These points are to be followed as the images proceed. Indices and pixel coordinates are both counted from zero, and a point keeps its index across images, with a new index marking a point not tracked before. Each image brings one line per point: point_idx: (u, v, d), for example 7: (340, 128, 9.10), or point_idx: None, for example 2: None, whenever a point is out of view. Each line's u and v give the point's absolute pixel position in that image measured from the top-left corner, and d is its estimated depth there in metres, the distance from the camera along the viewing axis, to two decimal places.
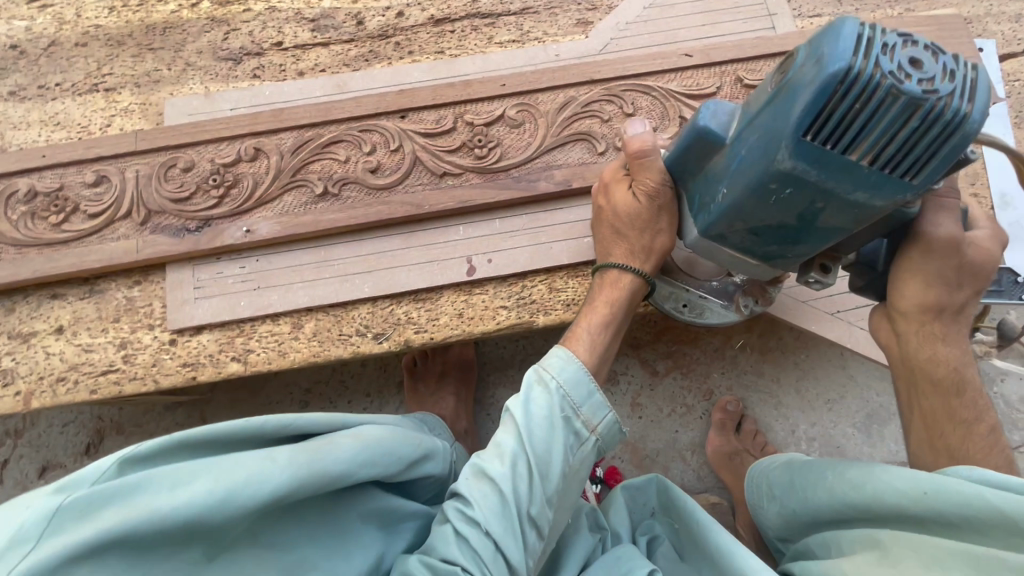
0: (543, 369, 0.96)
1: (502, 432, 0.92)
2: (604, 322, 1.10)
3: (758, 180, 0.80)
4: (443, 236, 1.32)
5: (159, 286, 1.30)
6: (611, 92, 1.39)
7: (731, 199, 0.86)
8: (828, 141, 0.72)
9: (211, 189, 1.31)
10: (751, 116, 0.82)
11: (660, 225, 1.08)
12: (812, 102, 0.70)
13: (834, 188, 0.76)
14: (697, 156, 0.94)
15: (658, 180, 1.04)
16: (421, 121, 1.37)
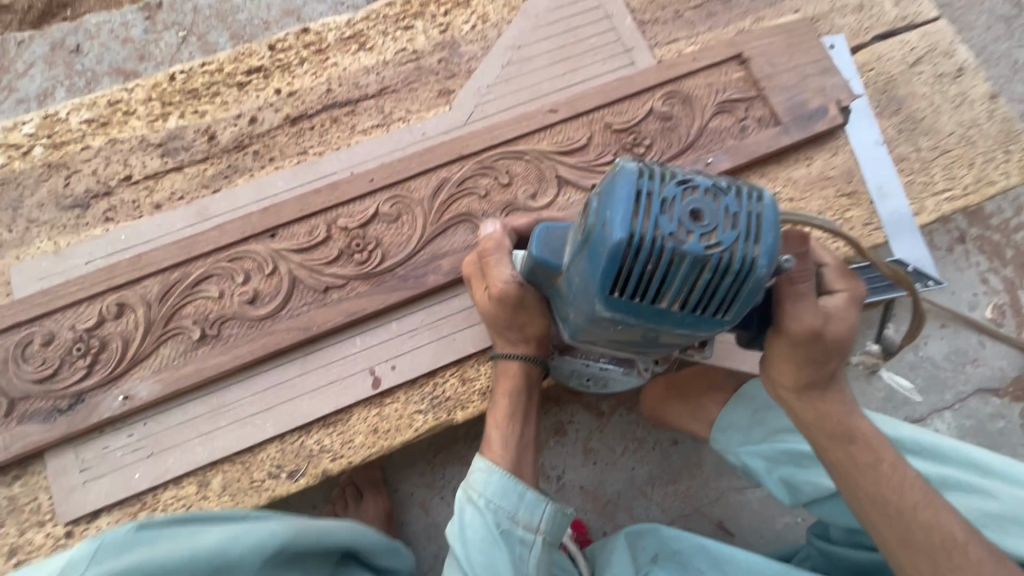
0: (468, 487, 0.99)
1: (450, 566, 0.97)
2: (511, 415, 1.05)
3: (589, 319, 0.76)
4: (339, 353, 1.26)
5: (42, 476, 1.19)
6: (483, 165, 1.35)
7: (579, 324, 0.82)
8: (634, 295, 0.68)
9: (77, 359, 1.21)
10: (575, 250, 0.78)
11: (524, 319, 1.00)
12: (607, 266, 0.67)
13: (657, 326, 0.72)
14: (543, 277, 0.90)
15: (503, 280, 0.97)
16: (293, 236, 1.30)
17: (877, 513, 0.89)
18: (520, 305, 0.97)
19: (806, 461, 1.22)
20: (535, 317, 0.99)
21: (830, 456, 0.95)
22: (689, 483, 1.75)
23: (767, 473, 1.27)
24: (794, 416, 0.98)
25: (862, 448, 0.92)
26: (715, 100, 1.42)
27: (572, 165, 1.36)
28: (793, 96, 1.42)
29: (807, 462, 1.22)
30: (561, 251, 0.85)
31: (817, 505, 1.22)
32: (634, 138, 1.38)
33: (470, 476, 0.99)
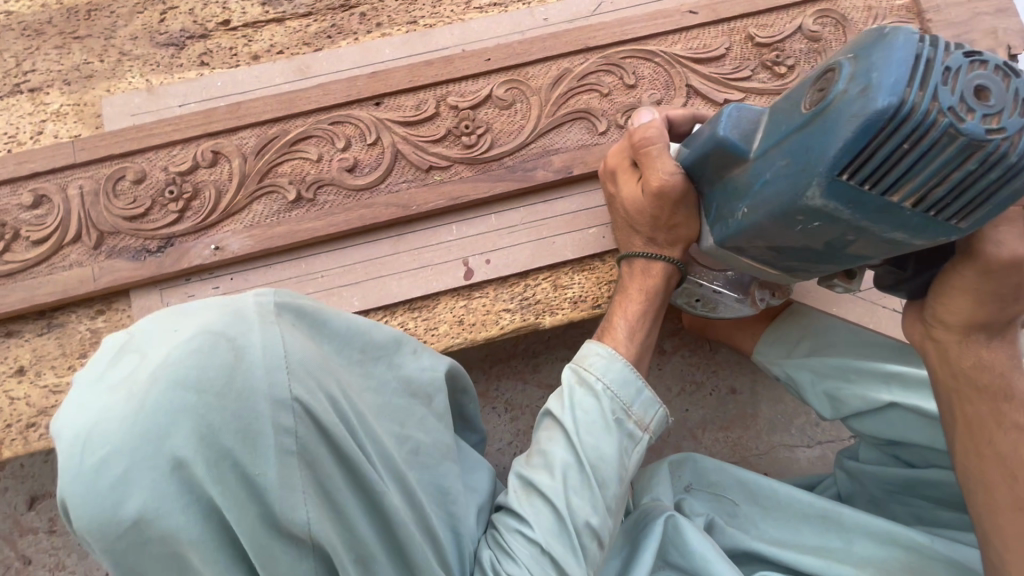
0: (584, 370, 0.92)
1: (549, 441, 0.89)
2: (642, 313, 1.01)
3: (782, 209, 0.73)
4: (434, 238, 1.20)
5: (125, 314, 1.18)
6: (609, 61, 1.24)
7: (753, 220, 0.79)
8: (865, 180, 0.65)
9: (169, 202, 1.16)
10: (779, 132, 0.74)
11: (677, 219, 0.96)
12: (854, 140, 0.63)
13: (866, 224, 0.69)
14: (714, 168, 0.85)
15: (669, 172, 0.93)
16: (398, 108, 1.21)
17: (996, 474, 0.88)
18: (682, 201, 0.94)
19: (854, 375, 1.24)
20: (690, 218, 0.96)
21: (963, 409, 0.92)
22: (740, 432, 1.75)
23: (812, 385, 1.29)
24: (938, 360, 0.96)
25: (1014, 410, 0.89)
26: (871, 27, 1.28)
27: (705, 75, 1.24)
28: (960, 34, 1.28)
29: (855, 376, 1.23)
30: (749, 137, 0.80)
31: (859, 417, 1.23)
32: (777, 55, 1.26)
33: (589, 360, 0.93)
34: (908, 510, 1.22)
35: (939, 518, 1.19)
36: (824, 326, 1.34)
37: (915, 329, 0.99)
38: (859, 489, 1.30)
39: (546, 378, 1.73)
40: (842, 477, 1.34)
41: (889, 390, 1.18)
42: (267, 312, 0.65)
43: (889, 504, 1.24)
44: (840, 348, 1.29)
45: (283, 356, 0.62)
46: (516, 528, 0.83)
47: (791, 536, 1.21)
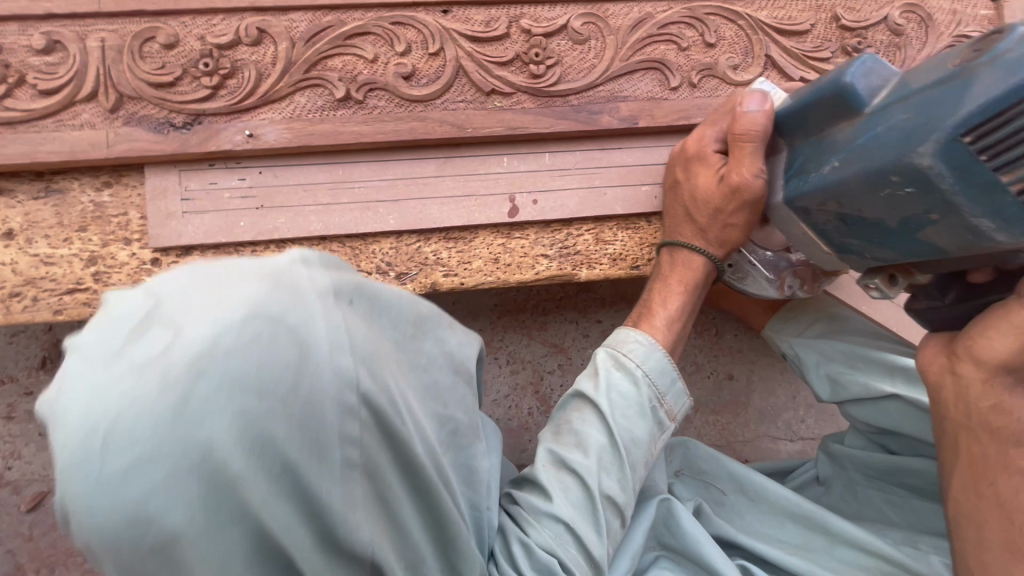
0: (623, 354, 0.92)
1: (581, 421, 0.87)
2: (684, 303, 1.01)
3: (880, 168, 0.74)
4: (484, 168, 1.14)
5: (137, 192, 1.07)
6: (693, 13, 1.17)
7: (840, 175, 0.80)
8: (984, 150, 0.65)
9: (202, 76, 1.05)
10: (908, 89, 0.74)
11: (734, 220, 1.00)
12: (993, 102, 0.63)
13: (960, 202, 0.69)
14: (820, 116, 0.86)
15: (751, 174, 0.95)
16: (467, 20, 1.12)
17: (991, 517, 0.78)
18: (749, 205, 0.97)
19: (861, 365, 1.27)
20: (747, 223, 1.00)
21: (970, 451, 0.81)
22: (729, 419, 1.78)
23: (816, 365, 1.33)
24: (951, 398, 0.83)
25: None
26: (953, 31, 1.25)
27: (785, 48, 1.20)
28: None
29: (862, 364, 1.27)
30: (874, 90, 0.79)
31: (856, 404, 1.27)
32: (858, 42, 1.22)
33: (629, 347, 0.92)
34: (882, 496, 1.26)
35: (914, 507, 1.22)
36: (839, 313, 1.39)
37: (936, 366, 0.86)
38: (839, 473, 1.35)
39: (552, 337, 1.71)
40: (824, 461, 1.40)
41: (890, 381, 1.22)
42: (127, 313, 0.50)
43: (867, 490, 1.28)
44: (850, 335, 1.34)
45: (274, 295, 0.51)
46: (546, 511, 0.79)
47: (776, 532, 1.17)
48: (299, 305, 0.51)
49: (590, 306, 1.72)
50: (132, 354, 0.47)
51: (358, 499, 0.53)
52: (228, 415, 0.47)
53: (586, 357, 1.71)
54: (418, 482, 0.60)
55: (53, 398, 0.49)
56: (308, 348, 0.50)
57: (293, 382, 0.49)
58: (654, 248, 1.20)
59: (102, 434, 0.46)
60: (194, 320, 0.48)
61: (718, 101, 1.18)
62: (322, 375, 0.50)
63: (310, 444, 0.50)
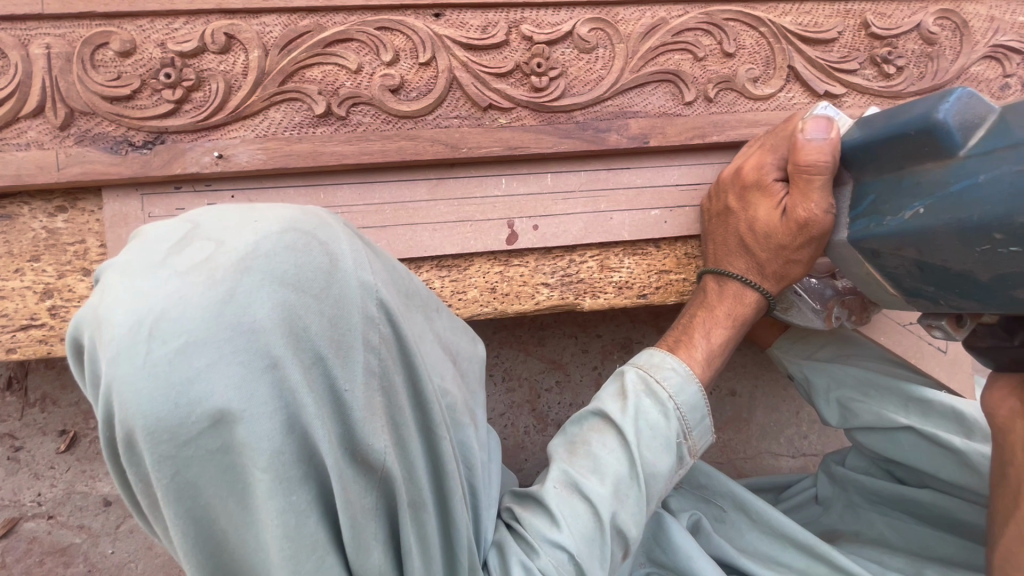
0: (655, 380, 0.83)
1: (600, 444, 0.79)
2: (725, 337, 0.94)
3: (982, 222, 0.67)
4: (479, 190, 1.04)
5: (94, 217, 0.97)
6: (711, 19, 1.06)
7: (926, 223, 0.74)
8: None
9: (163, 88, 0.93)
10: (1016, 133, 0.66)
11: (800, 255, 0.92)
12: None
13: None
14: (900, 152, 0.78)
15: (823, 209, 0.88)
16: (462, 25, 1.01)
17: None
18: (818, 240, 0.89)
19: (873, 393, 1.20)
20: (812, 258, 0.93)
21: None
22: (731, 435, 1.73)
23: (826, 390, 1.24)
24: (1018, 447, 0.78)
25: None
26: (990, 40, 1.16)
27: (810, 59, 1.10)
28: None
29: (874, 392, 1.20)
30: (970, 130, 0.71)
31: (865, 431, 1.21)
32: (889, 51, 1.12)
33: (664, 374, 0.84)
34: (884, 520, 1.21)
35: (917, 533, 1.16)
36: (849, 336, 1.30)
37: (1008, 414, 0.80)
38: (839, 494, 1.31)
39: (550, 353, 1.64)
40: (823, 480, 1.35)
41: (903, 414, 1.16)
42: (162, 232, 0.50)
43: (867, 511, 1.24)
44: (860, 360, 1.26)
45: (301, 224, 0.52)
46: (550, 539, 0.71)
47: (778, 555, 1.09)
48: (328, 231, 0.53)
49: (590, 320, 1.64)
50: (179, 259, 0.47)
51: (377, 409, 0.53)
52: (271, 308, 0.47)
53: (586, 373, 1.64)
54: (426, 418, 0.59)
55: (93, 310, 0.47)
56: (338, 263, 0.52)
57: (325, 285, 0.50)
58: (662, 275, 1.12)
59: (145, 329, 0.44)
60: (240, 235, 0.49)
61: (737, 118, 1.08)
62: (350, 288, 0.51)
63: (339, 345, 0.50)
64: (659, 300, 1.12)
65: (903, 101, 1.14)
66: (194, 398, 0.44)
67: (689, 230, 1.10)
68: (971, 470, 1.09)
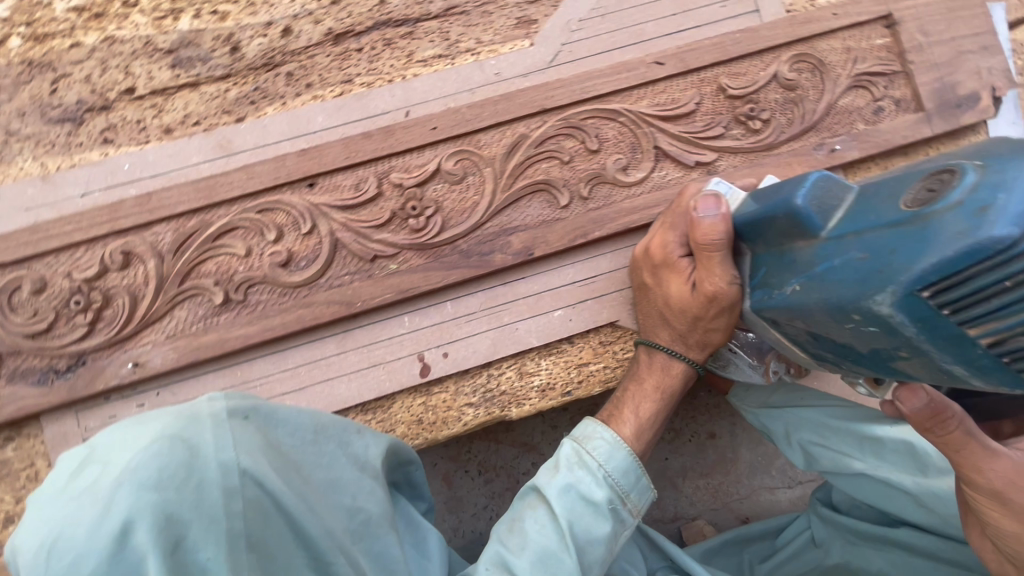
0: (586, 452, 0.95)
1: (532, 520, 0.90)
2: (652, 410, 1.01)
3: (841, 302, 0.69)
4: (384, 333, 1.09)
5: (40, 441, 1.04)
6: (569, 123, 1.12)
7: (802, 299, 0.77)
8: (947, 306, 0.60)
9: (76, 314, 1.02)
10: (862, 219, 0.69)
11: (716, 324, 0.97)
12: (948, 262, 0.58)
13: (930, 348, 0.63)
14: (777, 232, 0.82)
15: (726, 282, 0.92)
16: (335, 189, 1.08)
17: None
18: (730, 310, 0.94)
19: (831, 434, 1.20)
20: (728, 326, 0.97)
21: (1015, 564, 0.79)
22: (721, 479, 1.69)
23: (786, 435, 1.26)
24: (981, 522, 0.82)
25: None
26: (851, 71, 1.18)
27: (674, 135, 1.13)
28: (943, 76, 1.18)
29: (832, 434, 1.19)
30: (829, 213, 0.75)
31: (830, 471, 1.22)
32: (751, 108, 1.15)
33: (593, 444, 0.95)
34: (883, 555, 1.21)
35: (912, 565, 1.16)
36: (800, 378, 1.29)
37: (988, 549, 0.84)
38: (835, 534, 1.31)
39: (520, 436, 1.65)
40: (817, 523, 1.36)
41: (859, 456, 1.16)
42: (77, 461, 0.63)
43: (865, 548, 1.24)
44: (817, 401, 1.23)
45: (132, 458, 0.58)
46: None
47: None
48: (229, 418, 0.67)
49: None
50: (79, 487, 0.59)
51: (248, 567, 0.58)
52: (134, 509, 0.55)
53: None
54: (319, 554, 0.66)
55: (22, 540, 0.59)
56: (200, 450, 0.61)
57: (186, 474, 0.59)
58: (582, 369, 1.15)
59: (52, 552, 0.55)
60: (118, 450, 0.61)
61: (614, 209, 1.11)
62: (210, 467, 0.60)
63: (204, 520, 0.57)
64: (584, 394, 1.15)
65: (778, 150, 1.16)
66: (115, 527, 0.54)
67: (596, 321, 1.13)
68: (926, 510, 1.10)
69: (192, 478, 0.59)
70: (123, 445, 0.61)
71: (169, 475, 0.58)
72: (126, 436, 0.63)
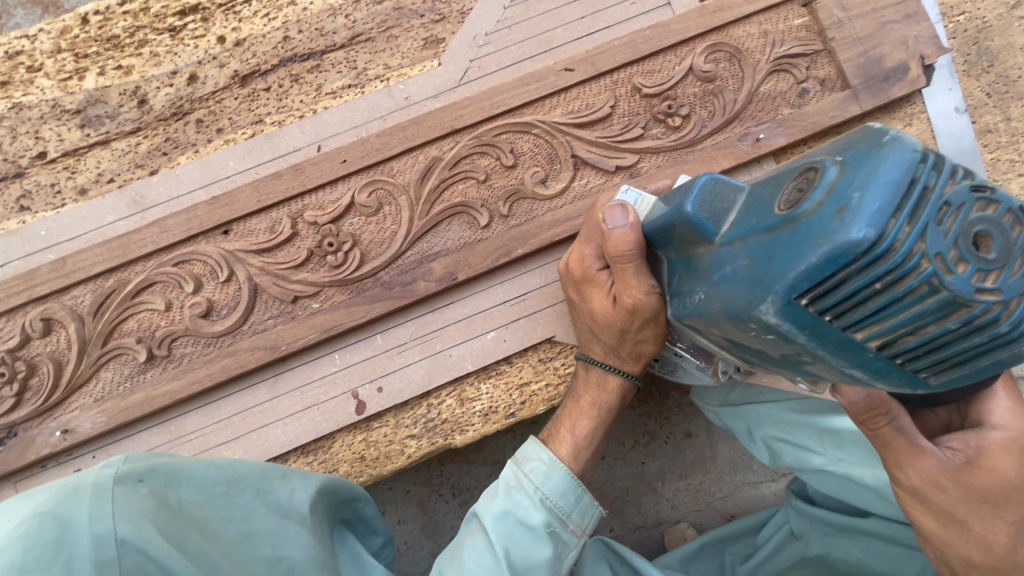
0: (524, 474, 0.86)
1: (468, 548, 0.82)
2: (589, 428, 0.92)
3: (732, 315, 0.58)
4: (315, 373, 1.07)
5: None
6: (482, 140, 1.09)
7: (704, 310, 0.65)
8: (827, 312, 0.50)
9: (2, 386, 1.02)
10: (744, 221, 0.59)
11: (644, 336, 0.87)
12: (816, 267, 0.49)
13: (825, 358, 0.53)
14: (683, 236, 0.70)
15: (644, 295, 0.79)
16: (250, 233, 1.06)
17: None
18: (654, 322, 0.82)
19: (791, 428, 1.16)
20: (659, 337, 0.86)
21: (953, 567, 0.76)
22: (701, 478, 1.65)
23: (749, 432, 1.23)
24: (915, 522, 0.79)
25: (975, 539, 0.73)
26: (769, 55, 1.14)
27: (590, 141, 1.10)
28: (867, 50, 1.14)
29: (792, 428, 1.16)
30: (724, 214, 0.63)
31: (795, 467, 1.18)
32: (668, 105, 1.12)
33: (530, 467, 0.86)
34: (858, 545, 1.18)
35: (887, 552, 1.14)
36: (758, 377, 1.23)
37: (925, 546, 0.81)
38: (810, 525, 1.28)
39: (491, 455, 1.62)
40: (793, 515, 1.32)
41: (821, 451, 1.11)
42: None
43: (840, 538, 1.21)
44: (777, 395, 1.19)
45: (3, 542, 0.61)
46: None
47: None
48: (112, 486, 0.70)
49: None
50: None
51: None
52: None
53: None
54: None
55: None
56: (70, 525, 0.64)
57: (55, 553, 0.62)
58: (523, 389, 1.12)
59: None
60: None
61: (536, 224, 1.08)
62: (81, 541, 0.63)
63: None
64: (528, 415, 1.12)
65: (702, 145, 1.13)
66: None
67: (531, 339, 1.10)
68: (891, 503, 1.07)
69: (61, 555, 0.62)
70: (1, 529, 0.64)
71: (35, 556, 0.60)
72: (7, 519, 0.65)
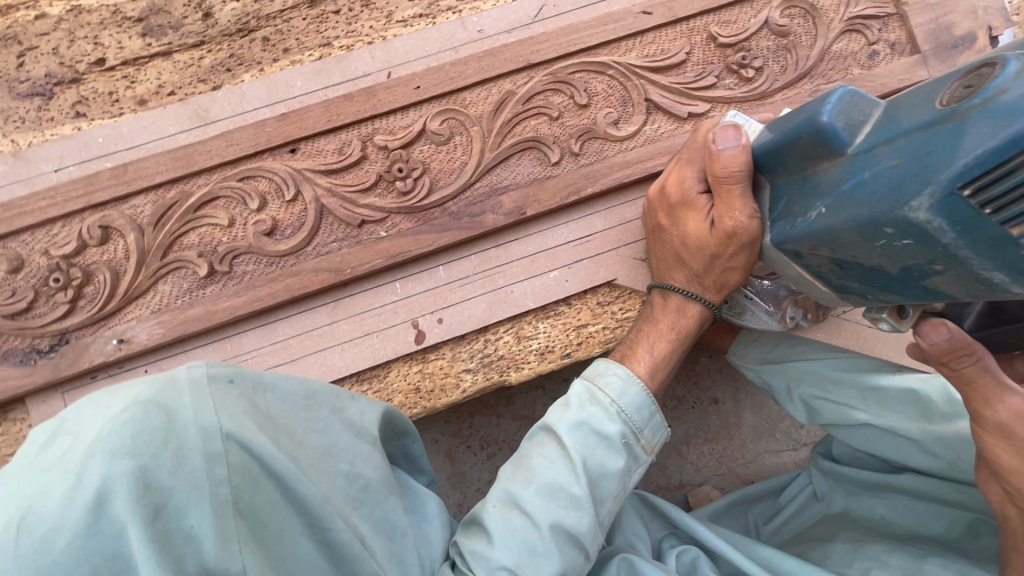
0: (599, 389, 0.86)
1: (542, 457, 0.81)
2: (667, 348, 0.94)
3: (873, 217, 0.65)
4: (375, 301, 1.06)
5: (25, 424, 1.01)
6: (557, 77, 1.08)
7: (827, 222, 0.71)
8: (988, 203, 0.57)
9: (56, 292, 0.99)
10: (894, 128, 0.65)
11: (733, 263, 0.90)
12: (993, 152, 0.55)
13: (967, 255, 0.60)
14: (800, 156, 0.75)
15: (746, 216, 0.84)
16: (318, 153, 1.05)
17: None
18: (749, 246, 0.86)
19: (831, 387, 1.17)
20: (748, 265, 0.89)
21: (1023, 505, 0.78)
22: (725, 444, 1.68)
23: (788, 390, 1.25)
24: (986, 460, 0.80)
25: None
26: (843, 15, 1.15)
27: (664, 86, 1.10)
28: (938, 17, 1.15)
29: (834, 386, 1.17)
30: (856, 129, 0.69)
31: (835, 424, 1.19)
32: (743, 56, 1.12)
33: (604, 381, 0.86)
34: (885, 504, 1.18)
35: (915, 511, 1.13)
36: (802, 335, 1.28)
37: (992, 485, 0.82)
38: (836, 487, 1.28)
39: (521, 410, 1.63)
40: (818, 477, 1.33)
41: (864, 408, 1.13)
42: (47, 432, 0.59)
43: (867, 497, 1.21)
44: (819, 354, 1.21)
45: (104, 424, 0.54)
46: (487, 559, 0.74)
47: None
48: (209, 384, 0.61)
49: None
50: (48, 458, 0.55)
51: (235, 534, 0.54)
52: (110, 477, 0.51)
53: None
54: (309, 516, 0.62)
55: None
56: (177, 416, 0.57)
57: (163, 440, 0.54)
58: (580, 330, 1.11)
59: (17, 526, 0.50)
60: (91, 422, 0.56)
61: (606, 164, 1.08)
62: (189, 432, 0.56)
63: (189, 484, 0.54)
64: (584, 356, 1.11)
65: (772, 99, 1.13)
66: (91, 493, 0.50)
67: (592, 280, 1.10)
68: (934, 456, 1.08)
69: (169, 444, 0.55)
70: (96, 412, 0.57)
71: (143, 441, 0.53)
72: (96, 404, 0.58)
